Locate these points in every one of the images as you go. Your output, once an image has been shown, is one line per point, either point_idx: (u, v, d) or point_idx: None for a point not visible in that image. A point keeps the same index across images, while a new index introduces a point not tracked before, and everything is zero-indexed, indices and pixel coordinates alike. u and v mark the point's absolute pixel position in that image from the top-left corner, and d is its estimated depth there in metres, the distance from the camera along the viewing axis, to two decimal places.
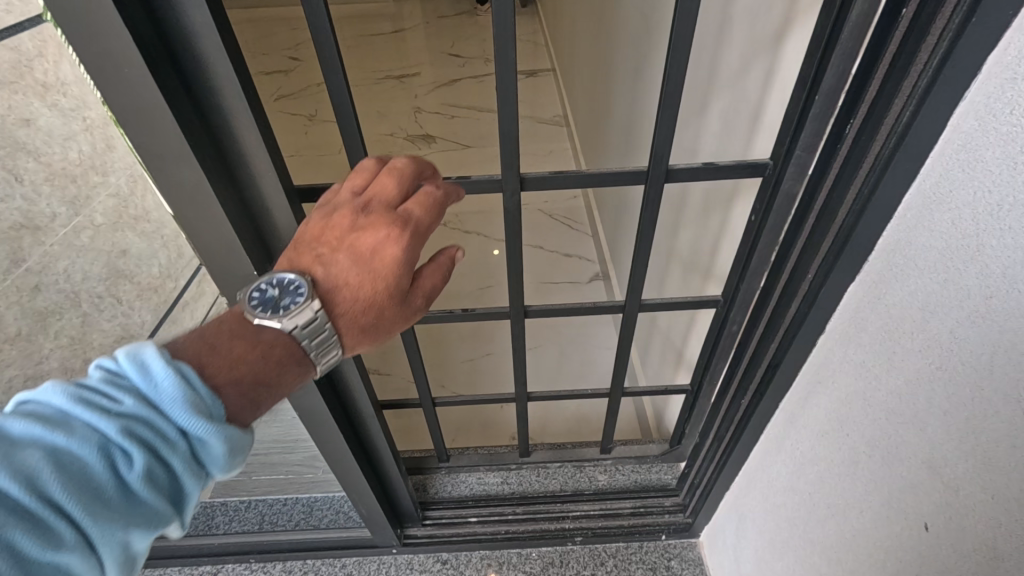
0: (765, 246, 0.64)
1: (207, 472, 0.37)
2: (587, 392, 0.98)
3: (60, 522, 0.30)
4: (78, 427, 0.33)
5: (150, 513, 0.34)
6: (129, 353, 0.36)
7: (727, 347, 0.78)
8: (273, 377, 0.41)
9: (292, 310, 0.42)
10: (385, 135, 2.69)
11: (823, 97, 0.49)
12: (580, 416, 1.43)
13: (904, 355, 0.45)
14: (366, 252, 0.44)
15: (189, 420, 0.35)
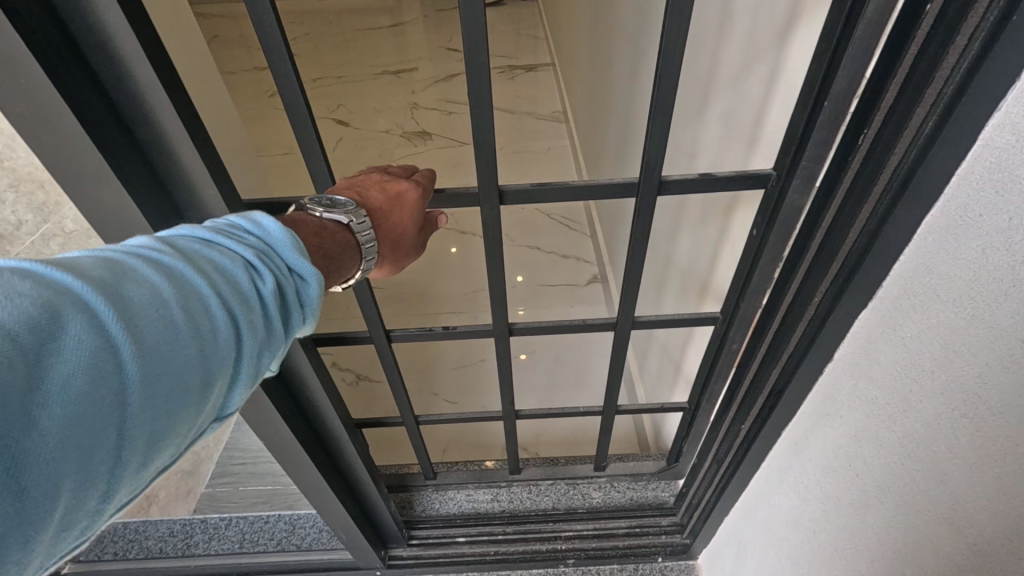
0: (767, 263, 0.58)
1: (309, 311, 0.40)
2: (574, 412, 0.94)
3: (216, 311, 0.33)
4: (215, 247, 0.36)
5: (274, 332, 0.37)
6: (239, 220, 0.40)
7: (726, 365, 0.73)
8: (336, 258, 0.46)
9: (347, 209, 0.49)
10: (380, 132, 2.65)
11: (834, 102, 0.44)
12: (576, 426, 1.39)
13: (922, 395, 0.40)
14: (393, 193, 0.55)
15: (300, 257, 0.39)
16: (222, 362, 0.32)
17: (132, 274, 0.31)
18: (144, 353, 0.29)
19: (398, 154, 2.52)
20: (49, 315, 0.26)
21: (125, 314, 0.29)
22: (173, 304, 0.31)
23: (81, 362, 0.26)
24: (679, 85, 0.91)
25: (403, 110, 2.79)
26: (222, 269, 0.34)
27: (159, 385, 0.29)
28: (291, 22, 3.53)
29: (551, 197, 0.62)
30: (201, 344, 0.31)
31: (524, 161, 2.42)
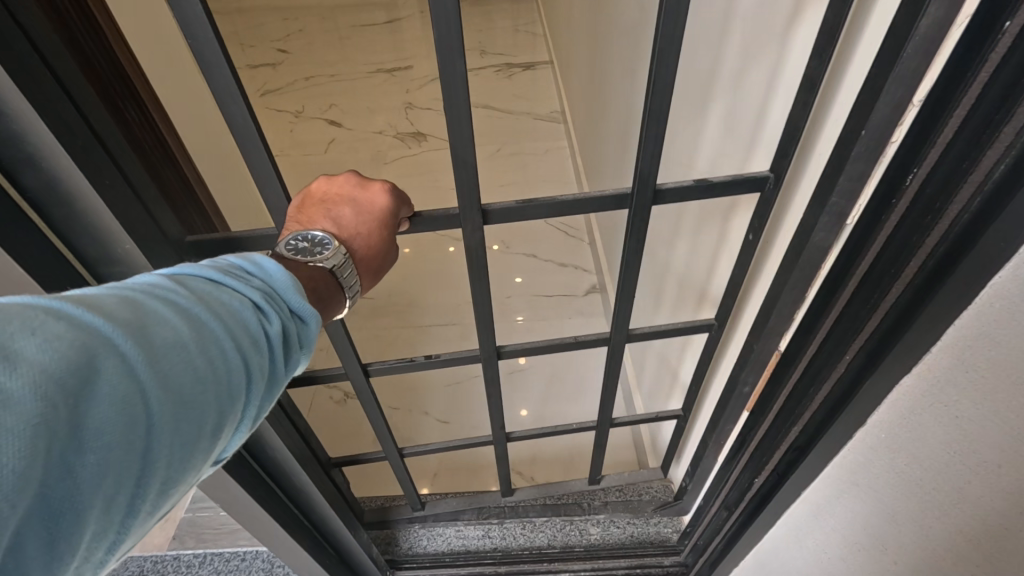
0: (793, 308, 0.51)
1: (315, 352, 0.40)
2: (565, 434, 0.87)
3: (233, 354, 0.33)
4: (229, 284, 0.35)
5: (282, 375, 0.36)
6: (246, 256, 0.39)
7: (737, 407, 0.66)
8: (326, 301, 0.47)
9: (328, 247, 0.48)
10: (373, 133, 2.58)
11: (870, 133, 0.38)
12: (573, 449, 1.32)
13: (987, 491, 0.33)
14: (360, 208, 0.55)
15: (304, 299, 0.38)
16: (236, 407, 0.33)
17: (155, 316, 0.30)
18: (167, 401, 0.29)
19: (391, 156, 2.44)
20: (78, 363, 0.26)
21: (149, 359, 0.29)
22: (194, 348, 0.31)
23: (106, 413, 0.26)
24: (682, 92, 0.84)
25: (396, 110, 2.71)
26: (239, 310, 0.34)
27: (179, 435, 0.29)
28: (284, 18, 3.47)
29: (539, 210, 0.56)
30: (218, 389, 0.31)
31: (521, 163, 2.34)
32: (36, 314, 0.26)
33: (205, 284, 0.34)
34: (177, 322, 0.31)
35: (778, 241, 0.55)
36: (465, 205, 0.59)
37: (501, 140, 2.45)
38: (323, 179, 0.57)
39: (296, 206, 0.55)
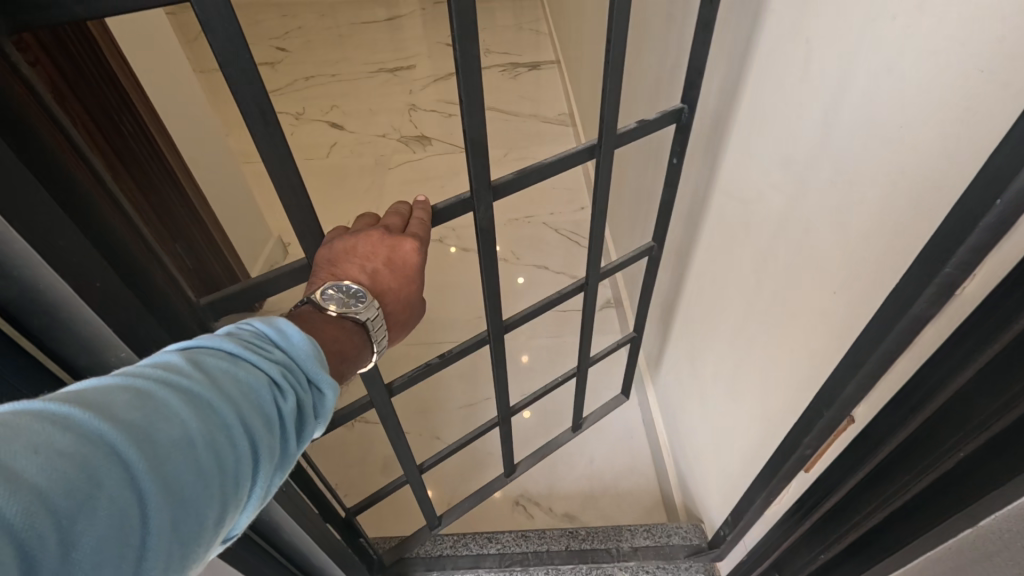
0: (884, 383, 0.46)
1: (327, 419, 0.40)
2: (556, 388, 1.05)
3: (241, 441, 0.32)
4: (243, 359, 0.35)
5: (292, 449, 0.37)
6: (265, 322, 0.39)
7: (793, 469, 0.60)
8: (356, 356, 0.47)
9: (365, 304, 0.48)
10: (376, 136, 2.52)
11: (1007, 202, 0.33)
12: (592, 477, 1.28)
13: None
14: (394, 261, 0.53)
15: (321, 369, 0.38)
16: (241, 494, 0.32)
17: (162, 410, 0.30)
18: (168, 503, 0.29)
19: (394, 160, 2.37)
20: (79, 479, 0.26)
21: (153, 462, 0.29)
22: (199, 442, 0.30)
23: (105, 528, 0.26)
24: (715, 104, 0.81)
25: (399, 112, 2.65)
26: (250, 391, 0.34)
27: (180, 538, 0.29)
28: (284, 16, 3.41)
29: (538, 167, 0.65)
30: (221, 481, 0.31)
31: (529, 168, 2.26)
32: (40, 426, 0.26)
33: (219, 362, 0.34)
34: (185, 415, 0.31)
35: (869, 302, 0.51)
36: (478, 186, 0.62)
37: (507, 144, 2.38)
38: (350, 231, 0.54)
39: (325, 259, 0.51)
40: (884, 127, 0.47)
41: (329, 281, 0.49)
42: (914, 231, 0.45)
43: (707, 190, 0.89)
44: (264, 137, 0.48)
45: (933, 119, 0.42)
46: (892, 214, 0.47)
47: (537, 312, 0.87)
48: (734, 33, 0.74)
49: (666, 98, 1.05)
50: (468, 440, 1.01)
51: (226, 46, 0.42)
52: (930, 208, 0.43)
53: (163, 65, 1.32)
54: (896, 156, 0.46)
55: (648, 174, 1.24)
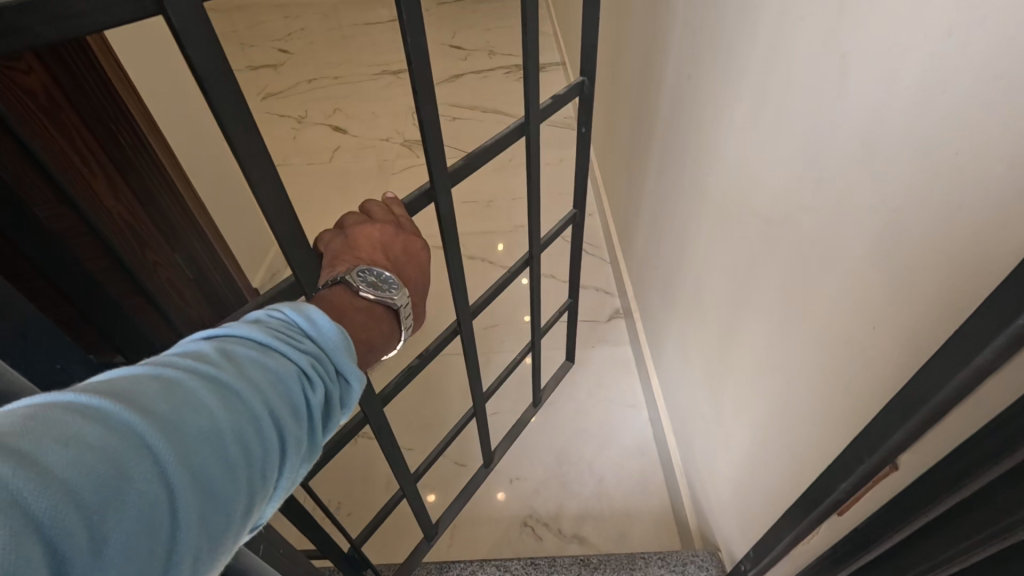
0: (939, 432, 0.43)
1: (352, 407, 0.45)
2: (516, 364, 1.18)
3: (267, 431, 0.36)
4: (272, 351, 0.39)
5: (316, 436, 0.41)
6: (295, 310, 0.43)
7: (824, 513, 0.58)
8: (384, 340, 0.51)
9: (395, 292, 0.50)
10: (380, 139, 2.48)
11: None
12: (603, 496, 1.25)
13: None
14: (403, 254, 0.57)
15: (351, 361, 0.43)
16: (266, 482, 0.36)
17: (193, 403, 0.33)
18: (198, 491, 0.31)
19: (398, 165, 2.33)
20: (107, 474, 0.28)
21: (182, 452, 0.31)
22: (228, 433, 0.33)
23: (138, 516, 0.28)
24: (714, 93, 0.86)
25: (403, 115, 2.61)
26: (278, 381, 0.38)
27: (209, 525, 0.32)
28: (286, 17, 3.39)
29: (481, 153, 0.72)
30: (246, 470, 0.34)
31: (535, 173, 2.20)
32: (77, 420, 0.28)
33: (251, 355, 0.38)
34: (214, 408, 0.33)
35: (917, 346, 0.47)
36: (438, 175, 0.66)
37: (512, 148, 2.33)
38: (358, 227, 0.56)
39: (344, 245, 0.54)
40: (934, 157, 0.44)
41: (356, 265, 0.52)
42: (965, 276, 0.42)
43: (727, 205, 0.85)
44: (262, 165, 0.45)
45: (993, 152, 0.38)
46: (943, 253, 0.44)
47: (494, 298, 0.97)
48: (761, 44, 0.70)
49: (682, 107, 1.01)
50: (452, 437, 1.06)
51: (210, 66, 0.38)
52: (986, 253, 0.40)
53: (162, 72, 1.29)
54: (949, 191, 0.43)
55: (661, 184, 1.20)
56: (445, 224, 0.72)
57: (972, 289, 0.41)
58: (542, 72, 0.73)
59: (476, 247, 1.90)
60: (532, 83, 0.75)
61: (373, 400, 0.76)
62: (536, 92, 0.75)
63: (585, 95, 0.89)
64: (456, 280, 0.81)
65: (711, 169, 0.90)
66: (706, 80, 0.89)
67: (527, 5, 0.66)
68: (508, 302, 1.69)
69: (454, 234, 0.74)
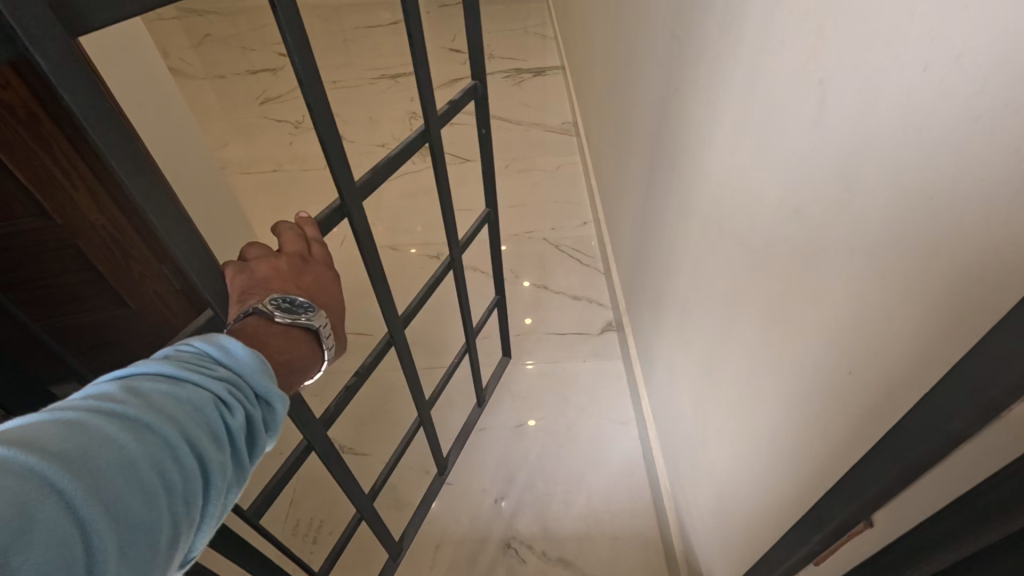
0: (910, 496, 0.41)
1: (276, 430, 0.45)
2: (454, 367, 1.23)
3: (186, 458, 0.36)
4: (184, 382, 0.39)
5: (240, 459, 0.41)
6: (205, 342, 0.43)
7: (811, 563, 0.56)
8: (306, 360, 0.54)
9: (310, 314, 0.53)
10: (376, 145, 2.45)
11: None
12: (591, 517, 1.22)
13: None
14: (314, 278, 0.59)
15: (269, 383, 0.44)
16: (193, 508, 0.36)
17: (101, 438, 0.32)
18: (118, 522, 0.31)
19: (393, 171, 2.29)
20: (12, 514, 0.27)
21: (94, 485, 0.30)
22: (143, 464, 0.33)
23: (55, 553, 0.28)
24: (698, 109, 0.83)
25: (400, 121, 2.59)
26: (193, 409, 0.38)
27: (133, 556, 0.31)
28: (287, 20, 3.38)
29: (388, 164, 0.77)
30: (167, 497, 0.34)
31: (531, 181, 2.16)
32: None
33: (160, 388, 0.38)
34: (125, 441, 0.33)
35: (891, 396, 0.45)
36: (348, 194, 0.68)
37: (509, 155, 2.30)
38: (261, 259, 0.57)
39: (253, 276, 0.56)
40: (907, 202, 0.41)
41: (267, 295, 0.54)
42: (939, 329, 0.39)
43: (711, 228, 0.83)
44: (162, 193, 0.46)
45: (967, 204, 0.36)
46: (915, 302, 0.41)
47: (420, 305, 1.02)
48: (744, 62, 0.67)
49: (670, 121, 0.98)
50: (401, 449, 1.12)
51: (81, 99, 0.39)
52: (961, 310, 0.37)
53: (148, 81, 1.27)
54: (923, 239, 0.40)
55: (650, 197, 1.17)
56: (361, 237, 0.74)
57: (948, 345, 0.38)
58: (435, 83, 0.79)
59: (470, 255, 1.87)
60: (426, 91, 0.80)
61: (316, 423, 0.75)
62: (431, 98, 0.80)
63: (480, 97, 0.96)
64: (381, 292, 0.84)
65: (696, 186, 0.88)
66: (691, 94, 0.86)
67: (408, 9, 0.69)
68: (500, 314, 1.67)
69: (372, 243, 0.78)
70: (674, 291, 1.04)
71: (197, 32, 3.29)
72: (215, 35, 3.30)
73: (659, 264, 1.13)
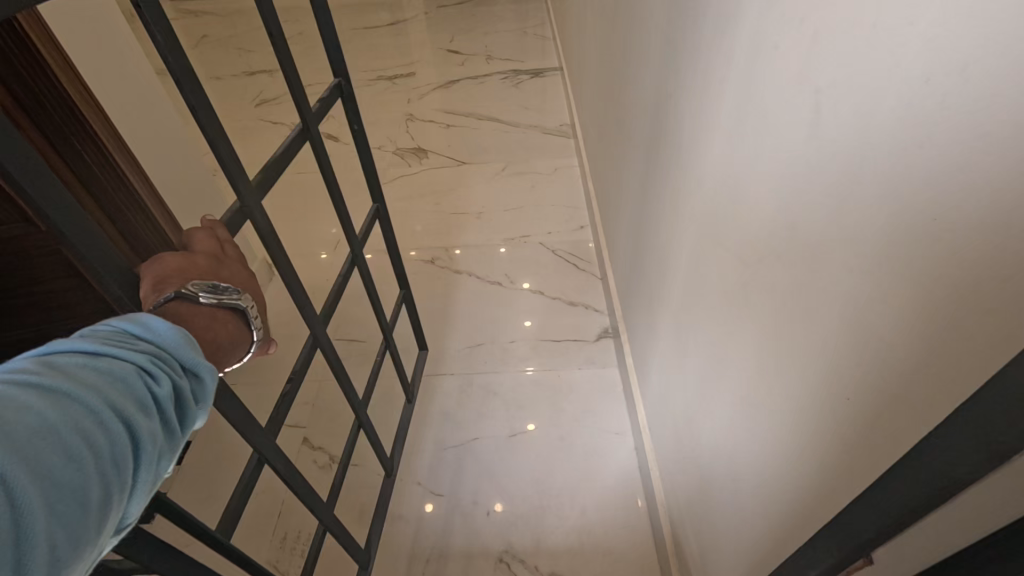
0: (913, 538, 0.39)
1: (206, 403, 0.45)
2: (379, 366, 1.25)
3: (112, 423, 0.35)
4: (104, 355, 0.38)
5: (171, 428, 0.41)
6: (126, 320, 0.43)
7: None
8: (234, 343, 0.54)
9: (236, 295, 0.54)
10: (372, 146, 2.43)
11: None
12: (585, 529, 1.20)
13: None
14: (231, 268, 0.60)
15: (195, 355, 0.44)
16: (123, 474, 0.35)
17: (16, 403, 0.31)
18: (41, 484, 0.30)
19: (388, 174, 2.25)
20: None
21: (12, 446, 0.30)
22: (64, 426, 0.32)
23: None
24: (693, 113, 0.80)
25: (397, 122, 2.55)
26: (114, 378, 0.37)
27: (60, 519, 0.31)
28: (286, 21, 3.36)
29: (280, 162, 0.79)
30: (95, 458, 0.33)
31: (527, 184, 2.13)
32: None
33: (79, 360, 0.37)
34: (44, 407, 0.32)
35: (890, 429, 0.42)
36: (246, 196, 0.71)
37: (506, 158, 2.28)
38: (173, 253, 0.56)
39: (168, 267, 0.54)
40: (907, 225, 0.38)
41: (188, 283, 0.53)
42: (939, 362, 0.37)
43: (705, 239, 0.80)
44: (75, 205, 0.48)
45: (972, 235, 0.33)
46: (914, 332, 0.39)
47: (336, 304, 1.01)
48: (738, 66, 0.65)
49: (665, 125, 0.95)
50: (346, 454, 1.10)
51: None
52: (963, 344, 0.35)
53: (137, 84, 1.25)
54: (925, 268, 0.37)
55: (645, 201, 1.15)
56: (265, 239, 0.76)
57: (950, 381, 0.36)
58: (298, 81, 0.81)
59: (465, 259, 1.85)
60: (298, 90, 0.82)
61: (265, 434, 0.74)
62: (304, 98, 0.82)
63: (344, 94, 0.99)
64: (294, 291, 0.84)
65: (689, 193, 0.86)
66: (688, 96, 0.83)
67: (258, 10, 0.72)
68: (495, 319, 1.64)
69: (277, 247, 0.79)
70: (669, 300, 1.02)
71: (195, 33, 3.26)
72: (213, 34, 3.28)
73: (655, 272, 1.11)
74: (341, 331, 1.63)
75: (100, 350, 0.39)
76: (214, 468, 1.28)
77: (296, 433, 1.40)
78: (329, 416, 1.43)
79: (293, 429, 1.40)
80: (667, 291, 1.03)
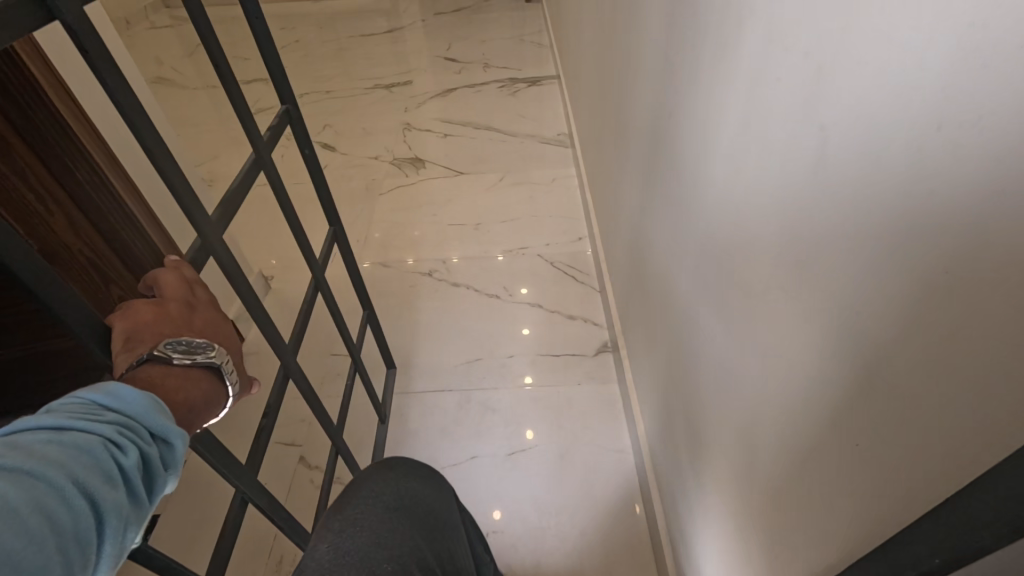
0: None
1: (174, 470, 0.45)
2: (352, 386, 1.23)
3: (75, 500, 0.34)
4: (68, 429, 0.37)
5: (138, 499, 0.40)
6: (92, 389, 0.42)
7: None
8: (210, 398, 0.54)
9: (211, 351, 0.54)
10: (369, 156, 2.41)
11: None
12: (585, 548, 1.19)
13: None
14: (203, 317, 0.59)
15: (164, 422, 0.44)
16: (87, 551, 0.34)
17: None
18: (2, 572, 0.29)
19: (385, 184, 2.24)
20: None
21: None
22: (27, 508, 0.31)
23: None
24: (694, 134, 0.79)
25: (394, 131, 2.54)
26: (79, 452, 0.36)
27: None
28: (283, 28, 3.34)
29: (237, 195, 0.78)
30: (58, 537, 0.32)
31: (525, 194, 2.12)
32: None
33: (42, 437, 0.36)
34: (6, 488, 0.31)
35: (900, 487, 0.41)
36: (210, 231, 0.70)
37: (504, 167, 2.27)
38: (145, 304, 0.55)
39: (140, 320, 0.53)
40: (916, 280, 0.37)
41: (160, 340, 0.52)
42: (952, 425, 0.35)
43: (706, 262, 0.79)
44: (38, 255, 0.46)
45: (986, 303, 0.32)
46: (923, 390, 0.38)
47: (303, 332, 0.99)
48: (740, 92, 0.64)
49: (665, 143, 0.94)
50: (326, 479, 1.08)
51: None
52: (974, 410, 0.33)
53: None
54: (937, 326, 0.36)
55: (644, 217, 1.14)
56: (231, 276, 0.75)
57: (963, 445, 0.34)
58: (242, 108, 0.79)
59: (463, 272, 1.83)
60: (247, 118, 0.80)
61: (246, 472, 0.72)
62: (256, 127, 0.81)
63: (292, 117, 0.97)
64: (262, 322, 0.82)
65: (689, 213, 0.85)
66: (687, 116, 0.82)
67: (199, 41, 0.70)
68: (495, 333, 1.63)
69: (241, 280, 0.78)
70: (670, 316, 1.01)
71: (190, 40, 3.23)
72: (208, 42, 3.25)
73: (653, 287, 1.10)
74: (337, 346, 1.61)
75: (63, 425, 0.38)
76: (208, 490, 1.27)
77: (292, 453, 1.38)
78: (318, 436, 1.41)
79: (289, 448, 1.39)
80: (667, 308, 1.01)
